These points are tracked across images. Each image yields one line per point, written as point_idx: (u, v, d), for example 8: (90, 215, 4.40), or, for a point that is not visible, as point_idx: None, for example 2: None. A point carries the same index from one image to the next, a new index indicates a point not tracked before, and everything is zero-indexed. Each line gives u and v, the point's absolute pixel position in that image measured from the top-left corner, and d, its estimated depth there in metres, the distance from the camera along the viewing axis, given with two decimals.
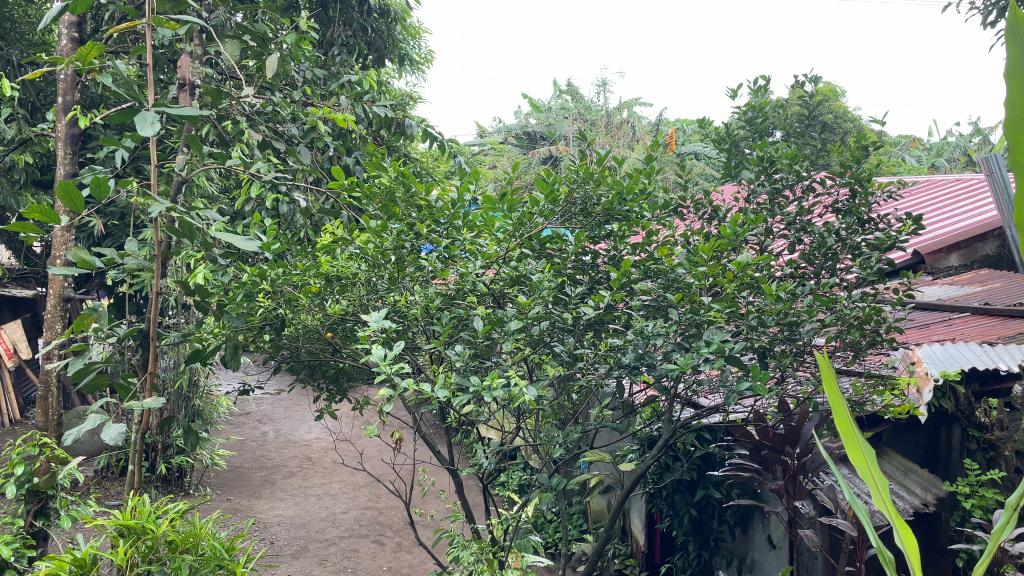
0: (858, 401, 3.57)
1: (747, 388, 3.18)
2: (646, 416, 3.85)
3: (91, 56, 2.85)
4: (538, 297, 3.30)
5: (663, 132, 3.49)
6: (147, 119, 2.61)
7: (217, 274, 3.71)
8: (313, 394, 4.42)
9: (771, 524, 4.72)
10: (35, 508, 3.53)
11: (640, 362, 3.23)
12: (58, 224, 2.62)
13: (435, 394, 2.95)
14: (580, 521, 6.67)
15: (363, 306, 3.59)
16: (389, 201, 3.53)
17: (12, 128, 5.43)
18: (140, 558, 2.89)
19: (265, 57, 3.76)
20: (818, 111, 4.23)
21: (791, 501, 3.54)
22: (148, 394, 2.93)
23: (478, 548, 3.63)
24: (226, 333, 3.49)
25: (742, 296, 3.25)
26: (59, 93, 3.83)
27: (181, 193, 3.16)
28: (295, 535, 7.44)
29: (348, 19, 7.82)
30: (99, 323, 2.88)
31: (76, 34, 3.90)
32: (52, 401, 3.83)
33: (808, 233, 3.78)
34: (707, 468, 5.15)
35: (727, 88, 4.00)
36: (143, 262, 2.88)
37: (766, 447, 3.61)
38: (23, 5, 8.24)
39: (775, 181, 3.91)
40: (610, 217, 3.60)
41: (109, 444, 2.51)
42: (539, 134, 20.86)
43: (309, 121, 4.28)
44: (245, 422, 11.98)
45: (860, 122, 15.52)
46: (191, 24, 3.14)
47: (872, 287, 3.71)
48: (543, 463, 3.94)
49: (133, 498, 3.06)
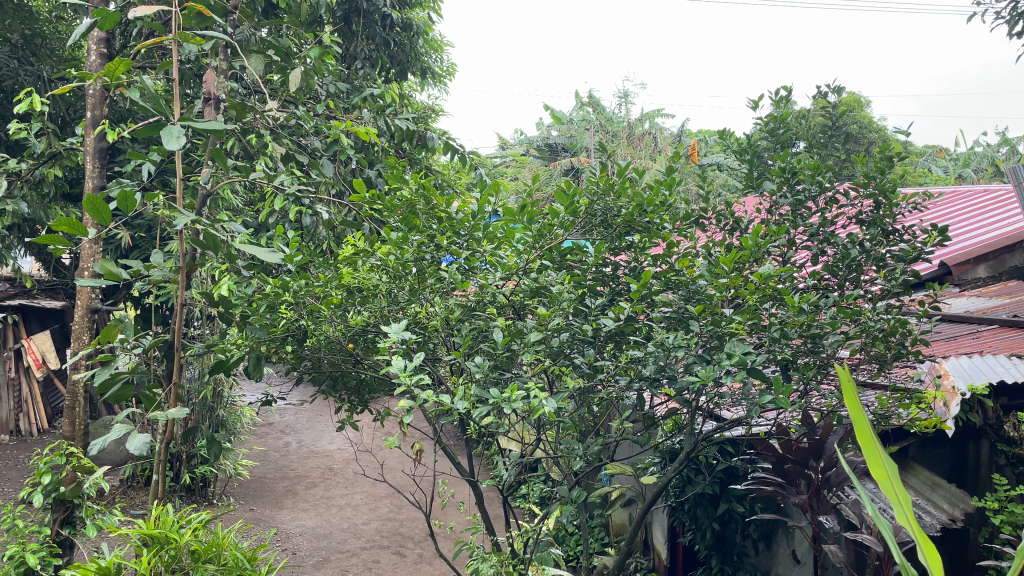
0: (884, 414, 3.58)
1: (770, 401, 3.13)
2: (667, 429, 3.85)
3: (119, 73, 2.85)
4: (558, 309, 3.31)
5: (686, 142, 3.43)
6: (173, 133, 2.64)
7: (241, 286, 3.75)
8: (335, 405, 4.43)
9: (795, 539, 4.68)
10: (61, 517, 3.58)
11: (661, 374, 3.19)
12: (86, 236, 2.63)
13: (455, 406, 2.94)
14: (602, 534, 6.63)
15: (384, 317, 3.63)
16: (409, 213, 3.58)
17: (42, 141, 5.55)
18: (163, 567, 2.90)
19: (289, 71, 3.78)
20: (841, 121, 4.22)
21: (815, 516, 3.56)
22: (173, 405, 2.96)
23: (499, 560, 3.60)
24: (250, 344, 3.50)
25: (764, 308, 3.25)
26: (88, 107, 3.92)
27: (207, 206, 3.18)
28: (316, 546, 7.47)
29: (371, 33, 7.96)
30: (125, 333, 2.92)
31: (105, 49, 4.06)
32: (79, 410, 3.97)
33: (831, 244, 3.78)
34: (730, 482, 5.08)
35: (748, 99, 4.12)
36: (168, 273, 2.92)
37: (789, 461, 3.65)
38: (54, 22, 8.51)
39: (797, 192, 3.85)
40: (630, 229, 3.58)
41: (133, 454, 2.52)
42: (561, 145, 20.98)
43: (331, 133, 4.30)
44: (267, 433, 12.06)
45: (885, 133, 15.41)
46: (216, 40, 3.19)
47: (897, 299, 3.63)
48: (563, 475, 3.93)
49: (156, 508, 3.08)
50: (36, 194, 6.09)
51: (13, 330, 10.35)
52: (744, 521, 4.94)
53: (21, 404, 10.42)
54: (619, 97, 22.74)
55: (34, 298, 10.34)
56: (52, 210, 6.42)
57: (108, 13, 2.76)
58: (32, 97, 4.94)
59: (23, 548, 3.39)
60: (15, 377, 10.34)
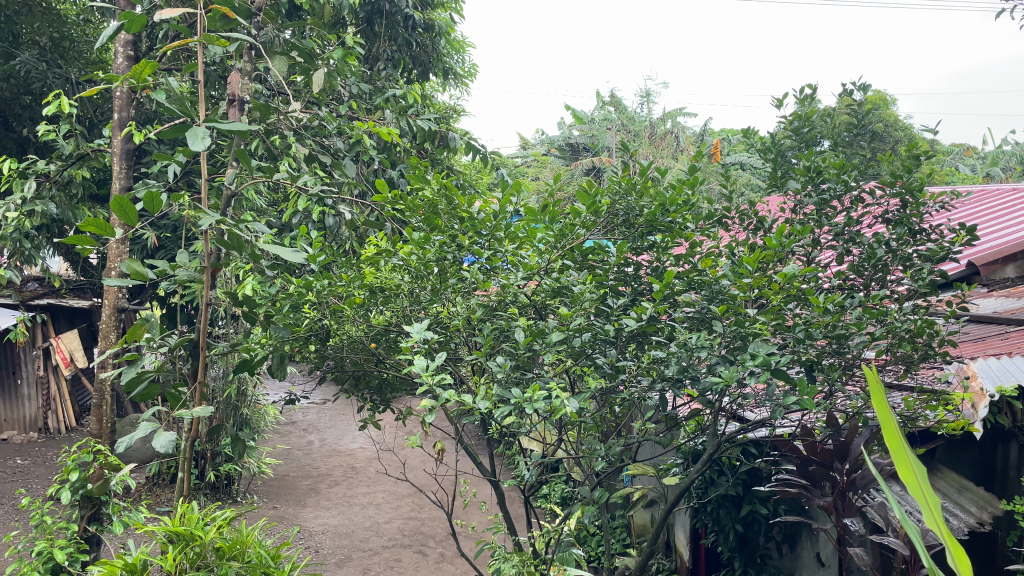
0: (910, 416, 3.57)
1: (794, 402, 3.09)
2: (690, 429, 3.82)
3: (145, 74, 2.84)
4: (580, 309, 3.31)
5: (709, 142, 3.41)
6: (198, 135, 2.66)
7: (265, 286, 3.76)
8: (357, 404, 4.45)
9: (820, 542, 4.64)
10: (89, 513, 3.67)
11: (683, 375, 3.20)
12: (113, 237, 2.65)
13: (477, 405, 2.94)
14: (623, 535, 6.61)
15: (406, 316, 3.65)
16: (431, 214, 3.59)
17: (70, 143, 5.62)
18: (188, 564, 2.93)
19: (312, 72, 3.80)
20: (867, 119, 4.17)
21: (840, 518, 3.55)
22: (198, 403, 2.99)
23: (521, 561, 3.61)
24: (274, 343, 3.54)
25: (788, 308, 3.22)
26: (115, 110, 4.04)
27: (231, 207, 3.21)
28: (339, 544, 7.52)
29: (393, 34, 8.01)
30: (151, 333, 2.94)
31: (132, 52, 4.15)
32: (106, 408, 4.05)
33: (857, 244, 3.73)
34: (753, 483, 5.04)
35: (773, 98, 4.08)
36: (193, 273, 2.94)
37: (814, 462, 3.64)
38: (82, 25, 8.67)
39: (823, 191, 3.82)
40: (652, 229, 3.57)
41: (159, 451, 2.54)
42: (582, 144, 20.96)
43: (353, 134, 4.31)
44: (291, 431, 12.15)
45: (912, 131, 15.20)
46: (240, 42, 3.21)
47: (925, 299, 3.57)
48: (584, 475, 3.94)
49: (182, 505, 3.12)
50: (64, 195, 6.17)
51: (41, 329, 10.50)
52: (768, 523, 4.89)
53: (50, 403, 10.59)
54: (641, 97, 22.65)
55: (62, 297, 10.48)
56: (79, 210, 6.51)
57: (135, 15, 2.79)
58: (61, 99, 5.01)
59: (51, 544, 3.45)
60: (43, 376, 10.53)
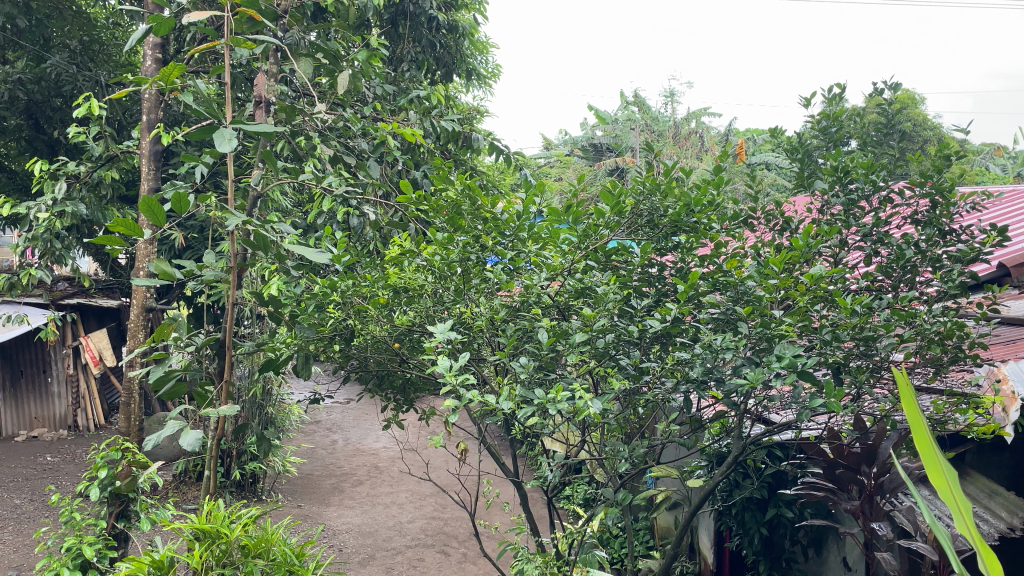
0: (940, 419, 3.51)
1: (821, 405, 3.04)
2: (715, 432, 3.78)
3: (173, 77, 2.85)
4: (603, 310, 3.31)
5: (734, 141, 3.37)
6: (225, 136, 2.68)
7: (291, 286, 3.79)
8: (381, 404, 4.47)
9: (846, 546, 4.59)
10: (117, 510, 3.73)
11: (708, 377, 3.16)
12: (141, 237, 2.66)
13: (500, 406, 2.93)
14: (646, 538, 6.57)
15: (430, 316, 3.70)
16: (455, 213, 3.58)
17: (100, 145, 5.69)
18: (214, 561, 2.97)
19: (337, 74, 3.80)
20: (897, 119, 4.12)
21: (867, 522, 3.51)
22: (224, 402, 3.02)
23: (544, 562, 3.61)
24: (299, 342, 3.57)
25: (815, 310, 3.18)
26: (144, 111, 4.20)
27: (257, 207, 3.25)
28: (362, 543, 7.56)
29: (417, 36, 8.05)
30: (177, 332, 2.96)
31: (160, 55, 4.33)
32: (135, 406, 4.16)
33: (885, 244, 3.67)
34: (779, 487, 4.99)
35: (800, 97, 4.04)
36: (220, 273, 2.97)
37: (841, 465, 3.62)
38: (111, 28, 8.83)
39: (850, 191, 3.75)
40: (677, 229, 3.55)
41: (186, 450, 2.55)
42: (605, 145, 20.92)
43: (377, 135, 4.33)
44: (314, 430, 12.24)
45: (941, 129, 14.99)
46: (267, 44, 3.22)
47: (956, 300, 3.51)
48: (608, 477, 3.91)
49: (208, 503, 3.14)
50: (94, 196, 6.24)
51: (71, 328, 10.66)
52: (793, 527, 4.84)
53: (79, 401, 10.78)
54: (665, 97, 22.56)
55: (91, 297, 10.63)
56: (108, 211, 6.59)
57: (163, 18, 2.79)
58: (90, 101, 5.07)
59: (80, 540, 3.51)
60: (73, 374, 10.71)
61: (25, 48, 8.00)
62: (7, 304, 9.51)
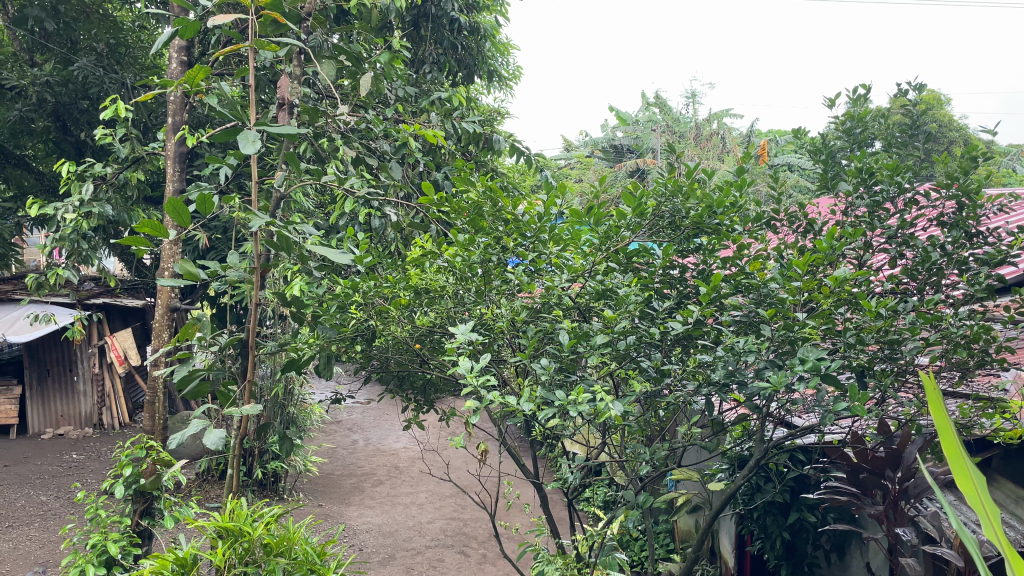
0: (966, 424, 3.44)
1: (845, 408, 3.00)
2: (736, 435, 3.75)
3: (197, 79, 2.84)
4: (624, 311, 3.31)
5: (757, 142, 3.37)
6: (249, 137, 2.70)
7: (313, 287, 3.81)
8: (401, 404, 4.47)
9: (869, 551, 4.53)
10: (141, 508, 3.80)
11: (729, 379, 3.15)
12: (166, 237, 2.66)
13: (521, 407, 2.93)
14: (667, 540, 6.54)
15: (450, 318, 3.72)
16: (476, 215, 3.57)
17: (126, 146, 5.76)
18: (237, 559, 2.99)
19: (359, 76, 3.82)
20: (922, 120, 4.06)
21: (891, 527, 3.55)
22: (247, 401, 3.03)
23: (564, 564, 3.61)
24: (320, 342, 3.57)
25: (838, 313, 3.13)
26: (169, 114, 4.33)
27: (280, 208, 3.29)
28: (382, 543, 7.59)
29: (439, 38, 8.10)
30: (202, 332, 2.97)
31: (184, 57, 4.58)
32: (159, 405, 4.23)
33: (911, 246, 3.64)
34: (801, 491, 4.96)
35: (824, 97, 3.99)
36: (243, 274, 3.00)
37: (864, 470, 3.59)
38: (137, 31, 8.94)
39: (874, 193, 3.72)
40: (699, 231, 3.53)
41: (210, 448, 2.57)
42: (625, 147, 20.91)
43: (399, 137, 4.35)
44: (335, 430, 12.29)
45: (967, 130, 14.80)
46: (291, 47, 3.23)
47: (982, 303, 3.47)
48: (628, 480, 3.89)
49: (231, 502, 3.17)
50: (120, 197, 6.33)
51: (96, 328, 10.83)
52: (816, 531, 4.80)
53: (104, 399, 10.94)
54: (687, 98, 22.48)
55: (116, 297, 10.76)
56: (134, 212, 6.68)
57: (189, 21, 2.80)
58: (116, 103, 5.13)
59: (105, 538, 3.56)
60: (97, 373, 10.88)
61: (53, 51, 8.10)
62: (34, 304, 9.66)
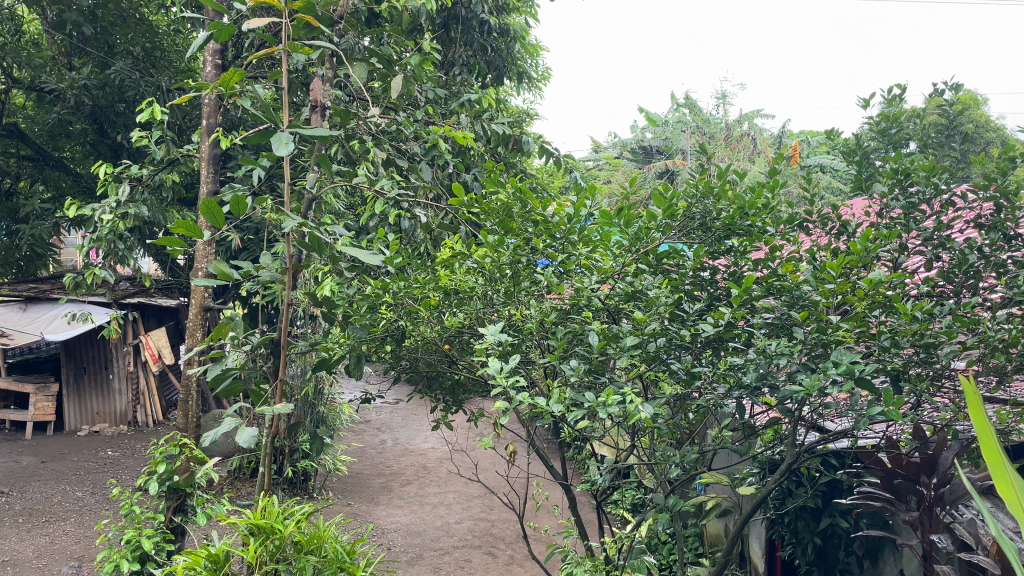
0: (1003, 430, 3.38)
1: (879, 413, 2.95)
2: (768, 439, 3.72)
3: (231, 82, 2.78)
4: (654, 313, 3.28)
5: (790, 143, 3.34)
6: (282, 140, 2.73)
7: (344, 288, 3.88)
8: (430, 405, 4.48)
9: (904, 558, 4.46)
10: (176, 504, 3.90)
11: (761, 382, 3.13)
12: (200, 238, 2.69)
13: (550, 409, 2.92)
14: (696, 544, 6.49)
15: (479, 319, 3.70)
16: (506, 217, 3.55)
17: (161, 148, 5.83)
18: (268, 556, 3.03)
19: (390, 78, 3.83)
20: (959, 120, 3.99)
21: (927, 534, 3.47)
22: (279, 400, 3.07)
23: (593, 565, 3.60)
24: (352, 342, 3.61)
25: (873, 315, 3.08)
26: (205, 117, 4.47)
27: (312, 210, 3.30)
28: (411, 542, 7.63)
29: (469, 40, 8.12)
30: (235, 331, 3.04)
31: (218, 60, 4.63)
32: (192, 404, 4.36)
33: (947, 249, 3.58)
34: (833, 496, 4.90)
35: (859, 97, 3.96)
36: (275, 274, 3.02)
37: (900, 476, 3.53)
38: (172, 35, 9.09)
39: (911, 194, 3.65)
40: (731, 232, 3.48)
41: (242, 447, 2.59)
42: (654, 147, 20.82)
43: (429, 138, 4.36)
44: (364, 430, 12.37)
45: (1003, 130, 14.53)
46: (323, 49, 3.25)
47: (1021, 307, 3.38)
48: (657, 483, 3.85)
49: (263, 499, 3.20)
50: (155, 198, 6.42)
51: (133, 327, 10.94)
52: (849, 537, 4.74)
53: (138, 397, 11.10)
54: (717, 98, 22.34)
55: (151, 297, 10.92)
56: (168, 213, 6.76)
57: (223, 25, 2.83)
58: (152, 104, 5.20)
59: (139, 533, 3.62)
60: (133, 372, 11.03)
61: (90, 55, 8.27)
62: (70, 304, 9.84)
